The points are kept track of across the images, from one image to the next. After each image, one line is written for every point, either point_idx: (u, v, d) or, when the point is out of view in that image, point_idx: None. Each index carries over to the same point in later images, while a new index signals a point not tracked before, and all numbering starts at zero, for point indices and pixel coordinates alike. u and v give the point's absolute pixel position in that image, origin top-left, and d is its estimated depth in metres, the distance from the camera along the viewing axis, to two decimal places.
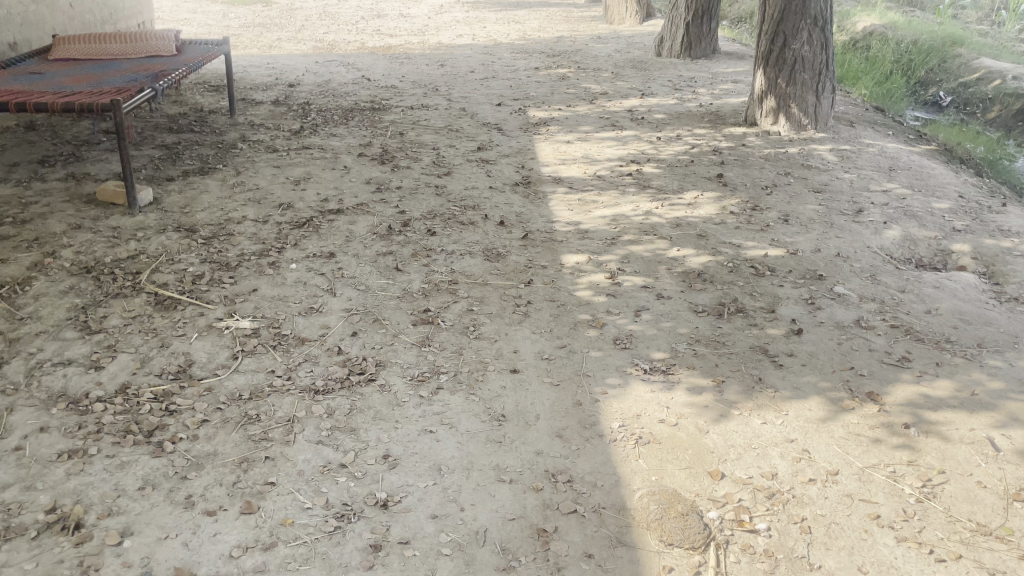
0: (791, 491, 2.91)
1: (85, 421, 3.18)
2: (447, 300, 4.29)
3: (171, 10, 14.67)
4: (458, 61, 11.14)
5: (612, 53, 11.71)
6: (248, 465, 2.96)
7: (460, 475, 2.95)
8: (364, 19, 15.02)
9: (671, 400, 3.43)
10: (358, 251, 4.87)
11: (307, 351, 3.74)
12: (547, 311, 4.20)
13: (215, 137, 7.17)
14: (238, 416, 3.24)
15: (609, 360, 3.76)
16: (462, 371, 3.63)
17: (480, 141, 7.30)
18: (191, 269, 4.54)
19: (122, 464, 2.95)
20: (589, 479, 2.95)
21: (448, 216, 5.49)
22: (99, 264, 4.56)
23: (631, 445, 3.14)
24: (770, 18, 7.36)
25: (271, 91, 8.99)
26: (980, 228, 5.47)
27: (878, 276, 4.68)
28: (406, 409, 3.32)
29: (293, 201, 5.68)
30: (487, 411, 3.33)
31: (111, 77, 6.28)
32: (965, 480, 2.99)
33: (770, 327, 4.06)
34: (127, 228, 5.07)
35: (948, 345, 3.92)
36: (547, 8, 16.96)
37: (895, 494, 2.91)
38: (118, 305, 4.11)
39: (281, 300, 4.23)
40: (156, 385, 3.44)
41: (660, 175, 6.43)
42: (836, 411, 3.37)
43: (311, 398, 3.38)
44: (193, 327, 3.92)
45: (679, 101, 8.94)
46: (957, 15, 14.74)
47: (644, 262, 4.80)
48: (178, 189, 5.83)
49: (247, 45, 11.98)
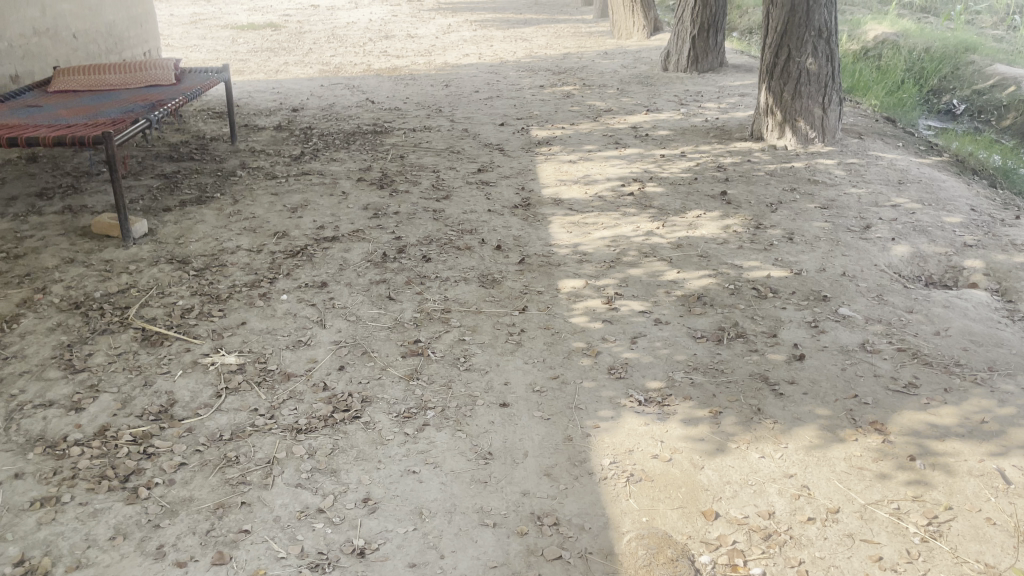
0: (789, 531, 2.77)
1: (61, 466, 3.10)
2: (438, 330, 4.19)
3: (181, 38, 14.76)
4: (463, 81, 11.08)
5: (618, 69, 11.62)
6: (223, 511, 2.87)
7: (442, 519, 2.83)
8: (372, 41, 15.04)
9: (665, 434, 3.30)
10: (351, 280, 4.79)
11: (293, 387, 3.65)
12: (541, 340, 4.08)
13: (215, 164, 7.14)
14: (217, 459, 3.15)
15: (602, 391, 3.63)
16: (450, 405, 3.52)
17: (481, 163, 7.22)
18: (181, 303, 4.47)
19: (94, 512, 2.86)
20: (576, 521, 2.83)
21: (444, 241, 5.40)
22: (89, 299, 4.50)
23: (622, 483, 3.01)
24: (774, 31, 7.26)
25: (274, 117, 8.98)
26: (993, 242, 5.30)
27: (885, 296, 4.53)
28: (389, 448, 3.22)
29: (289, 229, 5.61)
30: (473, 449, 3.22)
31: (109, 108, 6.28)
32: (973, 516, 2.84)
33: (770, 353, 3.92)
34: (120, 261, 5.02)
35: (958, 369, 3.76)
36: (555, 25, 16.91)
37: (898, 533, 2.76)
38: (104, 342, 4.04)
39: (270, 333, 4.15)
40: (136, 427, 3.36)
41: (663, 194, 6.32)
42: (838, 443, 3.23)
43: (293, 437, 3.29)
44: (178, 364, 3.85)
45: (685, 116, 8.83)
46: (971, 21, 14.50)
47: (642, 286, 4.68)
48: (175, 219, 5.79)
49: (253, 70, 12.00)
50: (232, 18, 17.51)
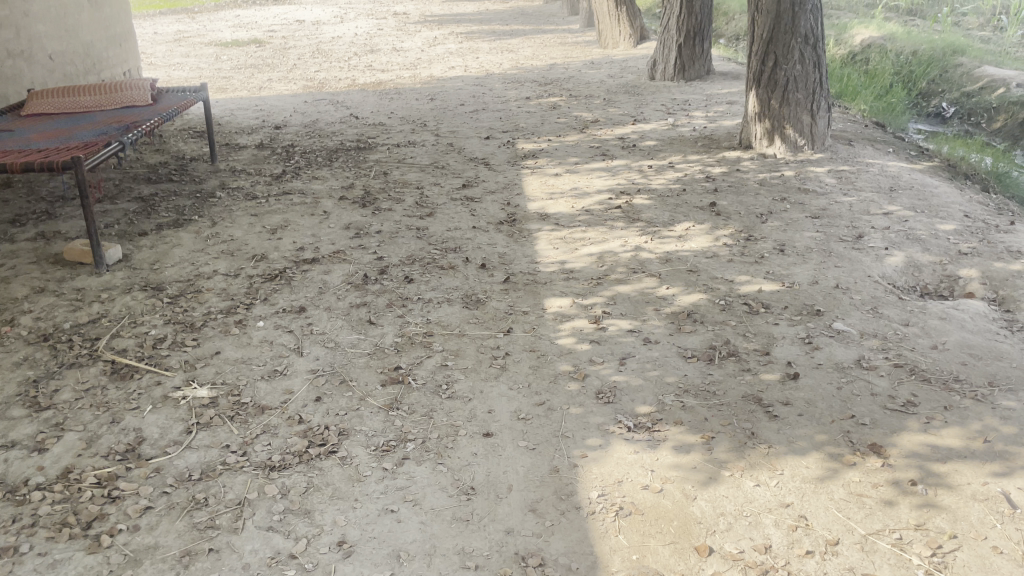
0: (787, 567, 2.63)
1: (20, 512, 2.94)
2: (420, 355, 4.04)
3: (164, 56, 14.63)
4: (449, 94, 10.97)
5: (605, 79, 11.52)
6: (190, 560, 2.72)
7: (421, 562, 2.69)
8: (356, 55, 14.91)
9: (656, 463, 3.15)
10: (330, 303, 4.64)
11: (267, 420, 3.50)
12: (526, 363, 3.94)
13: (194, 186, 6.99)
14: (185, 501, 3.00)
15: (589, 418, 3.48)
16: (431, 437, 3.37)
17: (466, 178, 7.08)
18: (153, 332, 4.31)
19: (53, 563, 2.70)
20: (562, 561, 2.68)
21: (427, 260, 5.26)
22: (58, 331, 4.34)
23: (610, 518, 2.86)
24: (760, 38, 7.16)
25: (256, 135, 8.83)
26: (988, 250, 5.18)
27: (880, 308, 4.40)
28: (367, 485, 3.07)
29: (267, 251, 5.46)
30: (455, 484, 3.07)
31: (83, 131, 6.13)
32: (979, 545, 2.70)
33: (763, 372, 3.78)
34: (92, 289, 4.86)
35: (957, 385, 3.63)
36: (541, 35, 16.83)
37: (901, 566, 2.62)
38: (72, 376, 3.88)
39: (244, 363, 3.99)
40: (101, 468, 3.19)
41: (650, 206, 6.20)
42: (835, 468, 3.09)
43: (266, 476, 3.14)
44: (149, 399, 3.69)
45: (672, 126, 8.73)
46: (957, 23, 14.44)
47: (631, 303, 4.55)
48: (151, 243, 5.63)
49: (237, 88, 11.87)
50: (217, 35, 17.38)
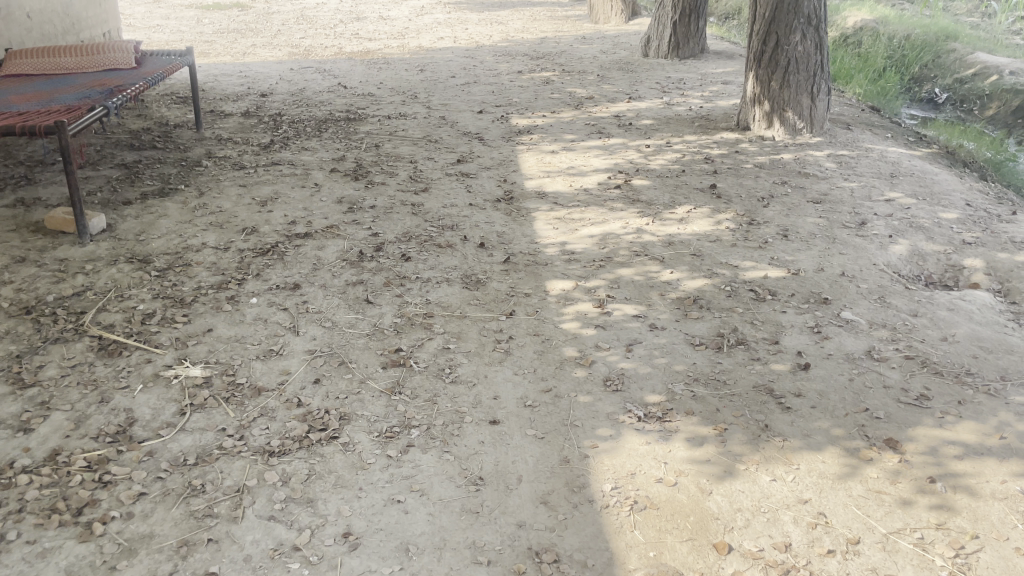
0: (808, 566, 2.56)
1: (6, 497, 2.79)
2: (421, 337, 3.92)
3: (143, 17, 14.22)
4: (438, 66, 10.74)
5: (598, 54, 11.35)
6: (188, 550, 2.59)
7: (431, 556, 2.59)
8: (342, 22, 14.57)
9: (670, 455, 3.07)
10: (325, 281, 4.49)
11: (264, 403, 3.37)
12: (530, 348, 3.83)
13: (179, 153, 6.77)
14: (181, 487, 2.87)
15: (598, 406, 3.38)
16: (436, 423, 3.26)
17: (460, 153, 6.92)
18: (142, 307, 4.14)
19: (43, 552, 2.56)
20: (578, 558, 2.59)
21: (424, 237, 5.12)
22: (41, 304, 4.15)
23: (625, 512, 2.78)
24: (762, 18, 7.01)
25: (242, 102, 8.58)
26: (991, 240, 5.14)
27: (887, 297, 4.34)
28: (371, 473, 2.96)
29: (258, 224, 5.29)
30: (463, 474, 2.97)
31: (65, 95, 5.88)
32: (1001, 546, 2.64)
33: (773, 362, 3.70)
34: (75, 259, 4.66)
35: (970, 379, 3.57)
36: (530, 8, 16.54)
37: (925, 567, 2.56)
38: (57, 352, 3.72)
39: (238, 341, 3.85)
40: (91, 450, 3.05)
41: (650, 187, 6.09)
42: (852, 464, 3.02)
43: (265, 462, 3.02)
44: (139, 377, 3.54)
45: (668, 105, 8.60)
46: (946, 8, 14.39)
47: (634, 287, 4.45)
48: (136, 213, 5.43)
49: (220, 53, 11.55)
50: None
